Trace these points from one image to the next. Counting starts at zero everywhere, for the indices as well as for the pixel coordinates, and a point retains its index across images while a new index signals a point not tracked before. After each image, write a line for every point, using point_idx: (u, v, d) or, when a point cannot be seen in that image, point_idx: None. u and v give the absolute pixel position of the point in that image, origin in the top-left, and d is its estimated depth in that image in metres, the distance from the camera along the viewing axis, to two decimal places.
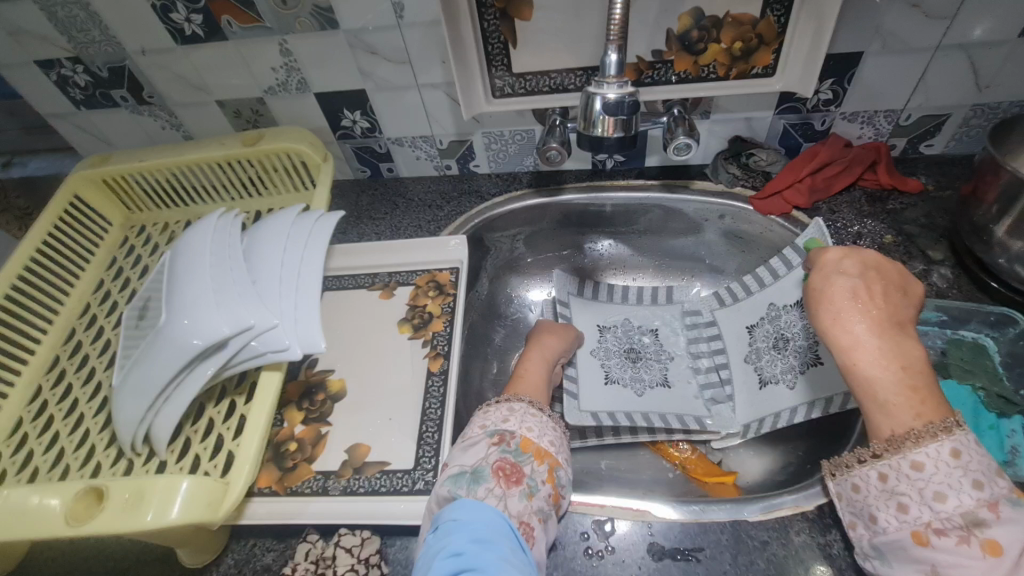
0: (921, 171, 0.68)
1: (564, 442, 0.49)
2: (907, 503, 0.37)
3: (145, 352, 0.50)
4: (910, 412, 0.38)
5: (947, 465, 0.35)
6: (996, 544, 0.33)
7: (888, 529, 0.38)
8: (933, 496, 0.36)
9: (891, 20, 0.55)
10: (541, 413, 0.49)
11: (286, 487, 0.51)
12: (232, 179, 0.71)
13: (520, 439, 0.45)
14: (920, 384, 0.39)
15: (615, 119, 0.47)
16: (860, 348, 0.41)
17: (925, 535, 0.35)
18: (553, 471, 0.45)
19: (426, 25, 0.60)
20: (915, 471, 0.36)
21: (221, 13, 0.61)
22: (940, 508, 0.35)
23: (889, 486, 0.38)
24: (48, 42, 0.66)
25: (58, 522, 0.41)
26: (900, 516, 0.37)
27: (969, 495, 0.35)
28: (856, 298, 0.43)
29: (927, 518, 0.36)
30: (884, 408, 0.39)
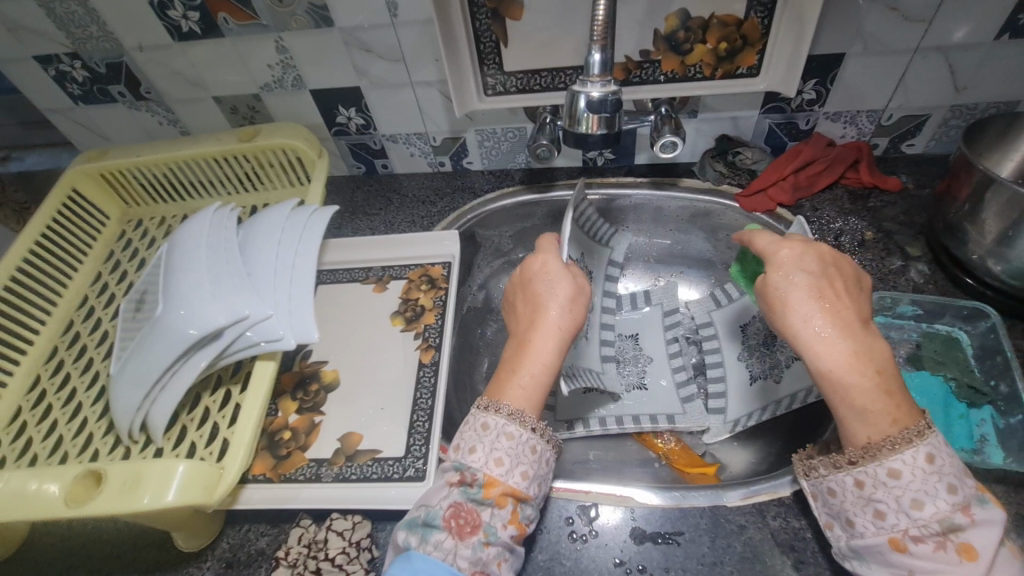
0: (902, 170, 0.69)
1: (541, 466, 0.45)
2: (884, 510, 0.38)
3: (142, 342, 0.51)
4: (884, 419, 0.38)
5: (922, 471, 0.37)
6: (971, 548, 0.36)
7: (866, 534, 0.39)
8: (910, 504, 0.37)
9: (870, 22, 0.56)
10: (518, 435, 0.44)
11: (280, 474, 0.53)
12: (228, 174, 0.72)
13: (483, 480, 0.43)
14: (892, 387, 0.39)
15: (599, 116, 0.49)
16: (833, 351, 0.40)
17: (903, 542, 0.37)
18: (519, 507, 0.43)
19: (419, 24, 0.61)
20: (892, 479, 0.37)
21: (217, 11, 0.62)
22: (918, 515, 0.37)
23: (865, 493, 0.39)
24: (46, 38, 0.67)
25: (58, 504, 0.42)
26: (878, 522, 0.38)
27: (945, 502, 0.36)
28: (822, 299, 0.42)
29: (905, 526, 0.37)
30: (859, 415, 0.39)
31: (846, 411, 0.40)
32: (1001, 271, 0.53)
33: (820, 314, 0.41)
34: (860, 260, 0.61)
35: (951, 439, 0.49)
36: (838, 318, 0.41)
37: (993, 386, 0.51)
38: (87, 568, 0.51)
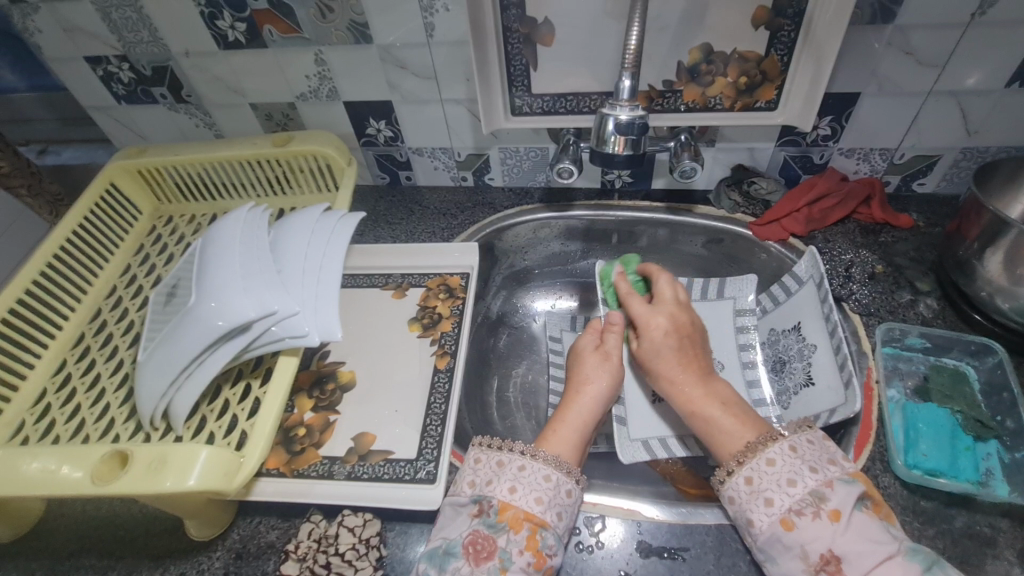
0: (913, 208, 0.71)
1: (560, 496, 0.47)
2: (771, 497, 0.44)
3: (171, 331, 0.52)
4: (746, 431, 0.49)
5: (790, 457, 0.45)
6: (836, 511, 0.42)
7: (763, 528, 0.44)
8: (787, 483, 0.44)
9: (886, 64, 0.59)
10: (530, 466, 0.48)
11: (293, 469, 0.54)
12: (260, 177, 0.75)
13: (497, 506, 0.46)
14: (740, 412, 0.52)
15: (627, 139, 0.51)
16: (694, 404, 0.53)
17: (790, 521, 0.43)
18: (538, 532, 0.45)
19: (452, 44, 0.64)
20: (768, 466, 0.46)
21: (263, 23, 0.65)
22: (794, 491, 0.44)
23: (755, 488, 0.45)
24: (98, 40, 0.71)
25: (85, 482, 0.44)
26: (768, 510, 0.44)
27: (810, 477, 0.44)
28: (683, 362, 0.56)
29: (788, 504, 0.43)
30: (728, 435, 0.50)
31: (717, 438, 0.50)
32: (1009, 309, 0.54)
33: (681, 374, 0.55)
34: (871, 292, 0.62)
35: (957, 470, 0.49)
36: (692, 376, 0.55)
37: (1000, 421, 0.52)
38: (99, 550, 0.52)
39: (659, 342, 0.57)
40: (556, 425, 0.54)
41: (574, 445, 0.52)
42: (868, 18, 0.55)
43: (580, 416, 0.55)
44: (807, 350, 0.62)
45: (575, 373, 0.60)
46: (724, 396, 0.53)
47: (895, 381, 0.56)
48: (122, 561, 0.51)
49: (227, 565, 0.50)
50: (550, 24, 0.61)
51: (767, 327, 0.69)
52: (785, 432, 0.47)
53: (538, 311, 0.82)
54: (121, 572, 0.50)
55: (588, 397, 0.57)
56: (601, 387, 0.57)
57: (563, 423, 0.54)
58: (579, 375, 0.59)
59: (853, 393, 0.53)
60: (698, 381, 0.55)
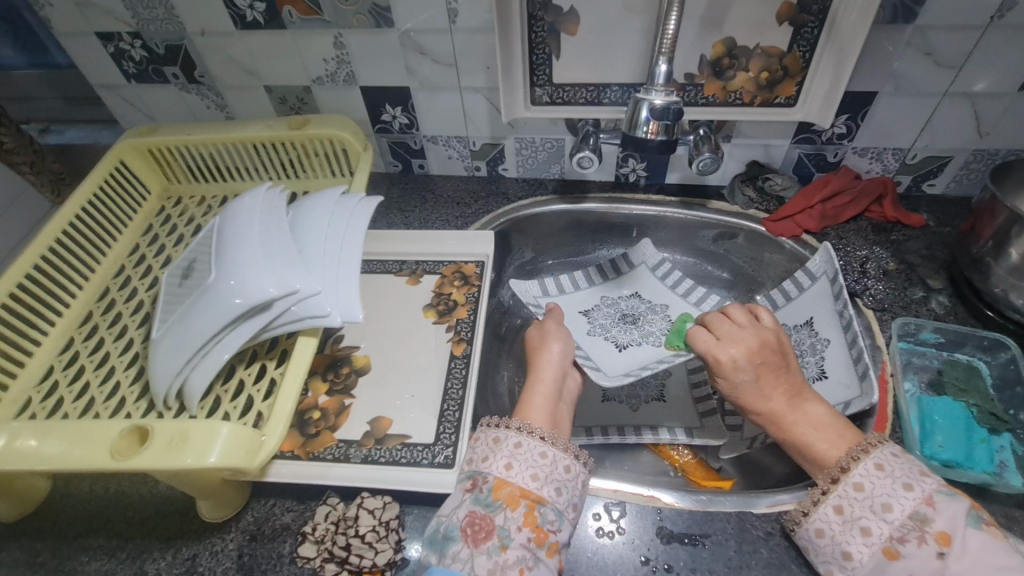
0: (923, 208, 0.72)
1: (558, 472, 0.46)
2: (867, 526, 0.41)
3: (190, 308, 0.52)
4: (833, 447, 0.45)
5: (878, 478, 0.42)
6: (944, 534, 0.38)
7: (864, 560, 0.40)
8: (881, 508, 0.40)
9: (904, 64, 0.60)
10: (525, 443, 0.47)
11: (308, 452, 0.53)
12: (274, 159, 0.74)
13: (492, 483, 0.45)
14: (840, 426, 0.47)
15: (660, 124, 0.51)
16: (786, 429, 0.48)
17: (893, 550, 0.39)
18: (535, 509, 0.44)
19: (474, 31, 0.64)
20: (856, 492, 0.42)
21: (283, 4, 0.65)
22: (889, 517, 0.40)
23: (846, 517, 0.42)
24: (111, 16, 0.69)
25: (102, 458, 0.43)
26: (866, 539, 0.40)
27: (905, 498, 0.40)
28: (767, 377, 0.50)
29: (887, 531, 0.40)
30: (816, 449, 0.46)
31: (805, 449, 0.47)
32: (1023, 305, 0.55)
33: (769, 394, 0.50)
34: (884, 288, 0.63)
35: (973, 461, 0.50)
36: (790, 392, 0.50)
37: (1013, 415, 0.53)
38: (107, 531, 0.51)
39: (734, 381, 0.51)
40: (527, 390, 0.54)
41: (541, 409, 0.52)
42: (889, 18, 0.56)
43: (545, 373, 0.56)
44: (820, 344, 0.62)
45: (534, 338, 0.62)
46: (815, 419, 0.48)
47: (911, 374, 0.57)
48: (131, 542, 0.50)
49: (242, 546, 0.49)
50: (575, 15, 0.61)
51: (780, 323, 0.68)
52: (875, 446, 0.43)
53: None
54: (131, 553, 0.49)
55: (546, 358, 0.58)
56: (554, 346, 0.59)
57: (528, 392, 0.54)
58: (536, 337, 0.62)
59: (869, 385, 0.53)
60: (791, 402, 0.49)
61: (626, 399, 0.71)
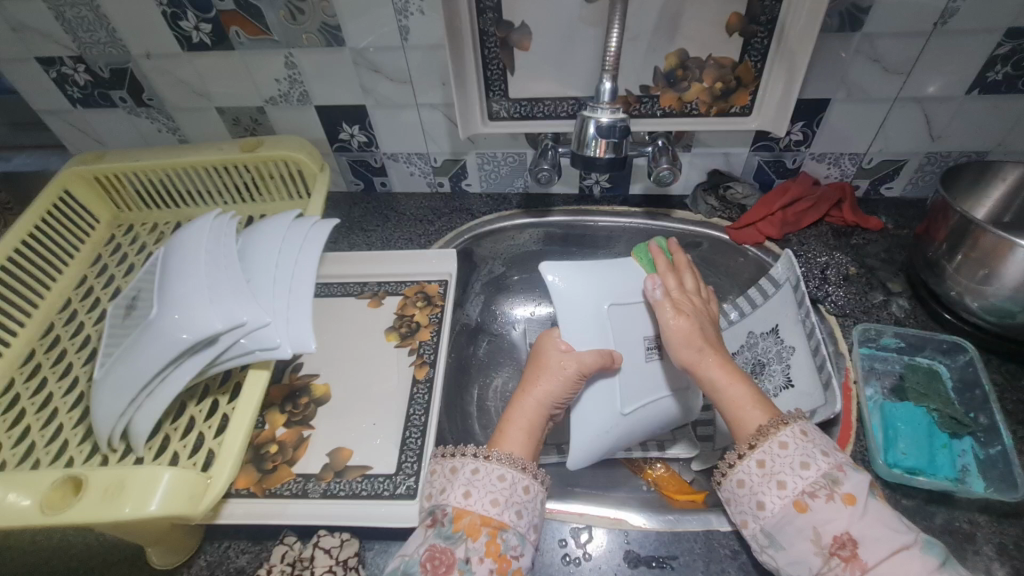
0: (882, 211, 0.73)
1: (518, 494, 0.45)
2: (783, 479, 0.43)
3: (132, 345, 0.49)
4: (760, 407, 0.47)
5: (802, 441, 0.44)
6: (850, 495, 0.40)
7: (775, 511, 0.42)
8: (800, 465, 0.42)
9: (855, 71, 0.60)
10: (483, 469, 0.46)
11: (265, 489, 0.51)
12: (228, 183, 0.72)
13: (452, 514, 0.44)
14: (760, 395, 0.48)
15: (608, 142, 0.51)
16: (724, 378, 0.50)
17: (803, 503, 0.41)
18: (498, 536, 0.43)
19: (427, 48, 0.63)
20: (781, 448, 0.44)
21: (230, 24, 0.63)
22: (806, 474, 0.42)
23: (767, 470, 0.43)
24: (52, 40, 0.67)
25: (33, 513, 0.40)
26: (780, 492, 0.42)
27: (823, 459, 0.42)
28: (696, 335, 0.52)
29: (801, 486, 0.42)
30: (743, 413, 0.47)
31: (731, 412, 0.48)
32: (978, 308, 0.56)
33: (695, 338, 0.52)
34: (846, 294, 0.63)
35: (936, 467, 0.50)
36: (721, 361, 0.51)
37: (974, 418, 0.53)
38: None
39: (685, 332, 0.53)
40: (503, 423, 0.52)
41: (518, 435, 0.50)
42: (837, 26, 0.56)
43: (523, 411, 0.52)
44: (786, 352, 0.61)
45: (541, 362, 0.55)
46: (736, 371, 0.50)
47: (873, 380, 0.58)
48: None
49: None
50: (527, 29, 0.60)
51: (746, 330, 0.67)
52: (793, 418, 0.45)
53: (517, 317, 0.79)
54: None
55: (533, 398, 0.53)
56: (555, 387, 0.53)
57: (509, 423, 0.52)
58: (550, 360, 0.55)
59: (832, 394, 0.52)
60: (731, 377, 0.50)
61: None
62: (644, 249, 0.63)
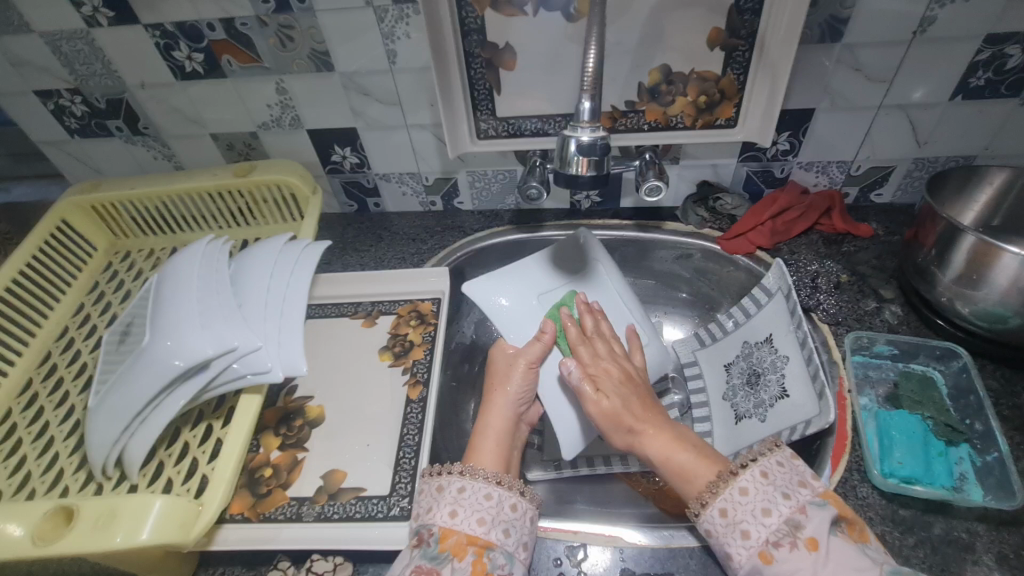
0: (872, 217, 0.73)
1: (505, 511, 0.46)
2: (747, 529, 0.42)
3: (124, 374, 0.50)
4: (708, 464, 0.47)
5: (762, 484, 0.43)
6: (812, 539, 0.40)
7: (743, 561, 0.41)
8: (761, 512, 0.42)
9: (837, 81, 0.61)
10: (469, 487, 0.47)
11: (259, 513, 0.51)
12: (221, 208, 0.73)
13: (438, 534, 0.44)
14: (709, 452, 0.48)
15: (589, 159, 0.51)
16: (661, 449, 0.50)
17: (768, 553, 0.40)
18: (484, 554, 0.43)
19: (415, 71, 0.64)
20: (741, 495, 0.43)
21: (221, 53, 0.64)
22: (767, 521, 0.41)
23: (731, 519, 0.43)
24: (49, 73, 0.68)
25: (24, 544, 0.40)
26: (746, 542, 0.41)
27: (783, 505, 0.42)
28: (641, 419, 0.52)
29: (765, 535, 0.41)
30: (690, 477, 0.47)
31: (681, 483, 0.48)
32: (970, 314, 0.55)
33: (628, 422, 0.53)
34: (838, 301, 0.63)
35: (932, 476, 0.50)
36: (660, 437, 0.51)
37: (970, 425, 0.53)
38: None
39: (613, 413, 0.53)
40: (474, 439, 0.53)
41: (495, 454, 0.51)
42: (817, 37, 0.57)
43: (493, 422, 0.55)
44: (780, 362, 0.61)
45: (495, 368, 0.60)
46: (676, 433, 0.51)
47: (867, 389, 0.57)
48: None
49: None
50: (512, 49, 0.61)
51: (741, 340, 0.67)
52: (759, 455, 0.45)
53: None
54: None
55: (496, 410, 0.56)
56: (515, 383, 0.57)
57: (480, 436, 0.53)
58: (502, 363, 0.60)
59: (826, 404, 0.52)
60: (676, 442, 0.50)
61: None
62: (568, 300, 0.65)
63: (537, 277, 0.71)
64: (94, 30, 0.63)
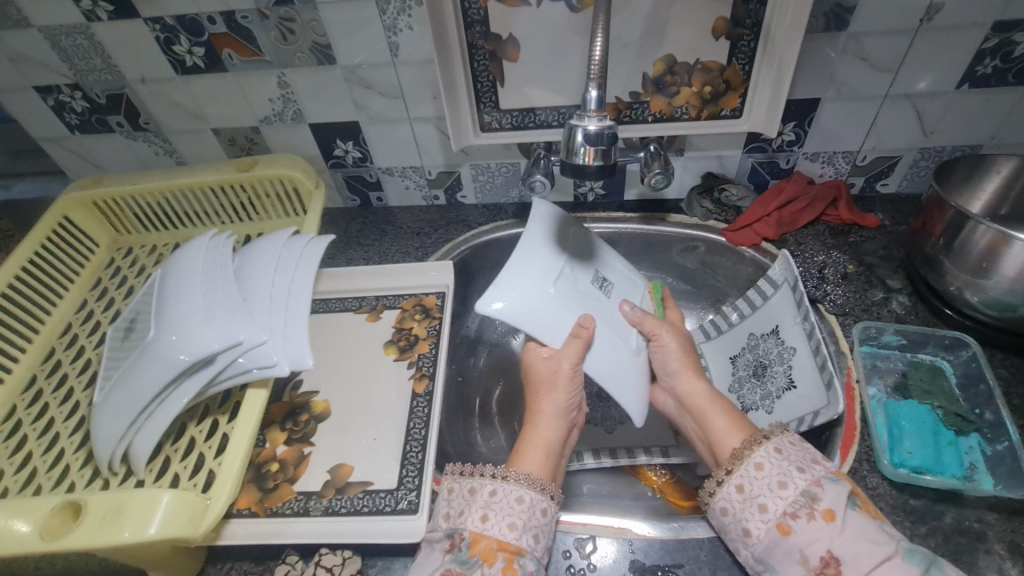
0: (878, 208, 0.73)
1: (536, 516, 0.46)
2: (764, 502, 0.43)
3: (130, 369, 0.49)
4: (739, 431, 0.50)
5: (777, 459, 0.44)
6: (829, 510, 0.41)
7: (761, 537, 0.42)
8: (777, 485, 0.43)
9: (844, 70, 0.60)
10: (502, 491, 0.46)
11: (266, 508, 0.51)
12: (224, 203, 0.73)
13: (469, 539, 0.44)
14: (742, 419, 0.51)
15: (596, 149, 0.51)
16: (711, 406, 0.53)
17: (786, 525, 0.41)
18: (515, 560, 0.43)
19: (418, 63, 0.64)
20: (756, 471, 0.45)
21: (222, 47, 0.64)
22: (784, 494, 0.43)
23: (746, 495, 0.44)
24: (49, 69, 0.68)
25: (32, 539, 0.40)
26: (763, 516, 0.42)
27: (799, 477, 0.43)
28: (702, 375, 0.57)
29: (782, 508, 0.42)
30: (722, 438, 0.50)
31: (719, 436, 0.51)
32: (978, 302, 0.55)
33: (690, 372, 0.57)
34: (845, 292, 0.63)
35: (942, 466, 0.50)
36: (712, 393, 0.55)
37: (979, 414, 0.53)
38: None
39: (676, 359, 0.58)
40: (520, 445, 0.53)
41: (540, 459, 0.51)
42: (823, 26, 0.57)
43: (544, 431, 0.54)
44: (786, 353, 0.60)
45: (538, 375, 0.56)
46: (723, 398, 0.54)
47: (875, 379, 0.57)
48: None
49: None
50: (515, 41, 0.61)
51: (747, 332, 0.67)
52: (771, 435, 0.46)
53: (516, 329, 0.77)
54: None
55: (543, 422, 0.54)
56: (563, 392, 0.54)
57: (525, 442, 0.53)
58: (543, 370, 0.56)
59: (835, 394, 0.52)
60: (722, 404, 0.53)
61: (601, 421, 0.69)
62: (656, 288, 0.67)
63: (542, 263, 0.59)
64: (93, 25, 0.63)
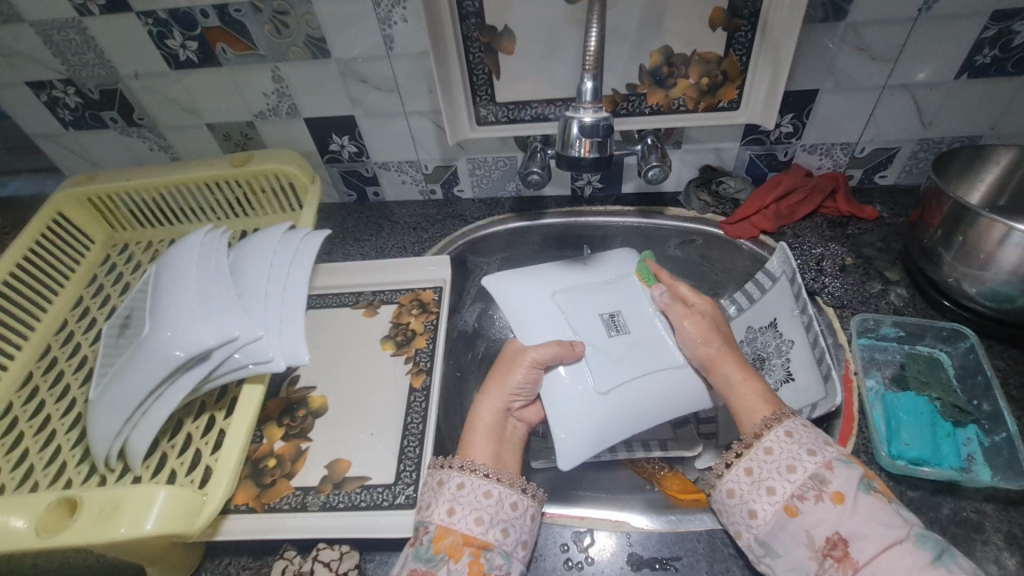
0: (877, 200, 0.72)
1: (504, 510, 0.46)
2: (772, 485, 0.43)
3: (125, 364, 0.49)
4: (762, 405, 0.50)
5: (787, 443, 0.45)
6: (839, 493, 0.41)
7: (767, 518, 0.43)
8: (786, 469, 0.43)
9: (842, 61, 0.60)
10: (467, 484, 0.46)
11: (264, 504, 0.51)
12: (219, 199, 0.72)
13: (434, 534, 0.44)
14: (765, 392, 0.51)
15: (592, 141, 0.50)
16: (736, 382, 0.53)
17: (794, 506, 0.42)
18: (481, 555, 0.43)
19: (413, 56, 0.63)
20: (767, 454, 0.45)
21: (216, 41, 0.63)
22: (793, 477, 0.43)
23: (755, 478, 0.45)
24: (41, 64, 0.67)
25: (28, 535, 0.40)
26: (770, 498, 0.43)
27: (809, 461, 0.43)
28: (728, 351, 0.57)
29: (790, 491, 0.43)
30: (749, 410, 0.50)
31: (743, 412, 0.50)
32: (976, 293, 0.55)
33: (714, 349, 0.57)
34: (843, 285, 0.63)
35: (939, 457, 0.50)
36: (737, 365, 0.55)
37: (977, 406, 0.53)
38: None
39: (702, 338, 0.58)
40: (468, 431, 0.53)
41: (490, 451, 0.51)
42: (821, 16, 0.56)
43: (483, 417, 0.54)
44: (784, 346, 0.60)
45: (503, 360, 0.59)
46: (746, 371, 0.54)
47: (873, 371, 0.57)
48: None
49: None
50: (510, 33, 0.61)
51: (745, 325, 0.67)
52: (786, 416, 0.47)
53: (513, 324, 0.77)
54: None
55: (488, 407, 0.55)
56: (512, 377, 0.57)
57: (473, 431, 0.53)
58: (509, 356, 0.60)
59: (832, 386, 0.52)
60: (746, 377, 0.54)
61: None
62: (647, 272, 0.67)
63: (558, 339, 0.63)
64: (85, 19, 0.62)
